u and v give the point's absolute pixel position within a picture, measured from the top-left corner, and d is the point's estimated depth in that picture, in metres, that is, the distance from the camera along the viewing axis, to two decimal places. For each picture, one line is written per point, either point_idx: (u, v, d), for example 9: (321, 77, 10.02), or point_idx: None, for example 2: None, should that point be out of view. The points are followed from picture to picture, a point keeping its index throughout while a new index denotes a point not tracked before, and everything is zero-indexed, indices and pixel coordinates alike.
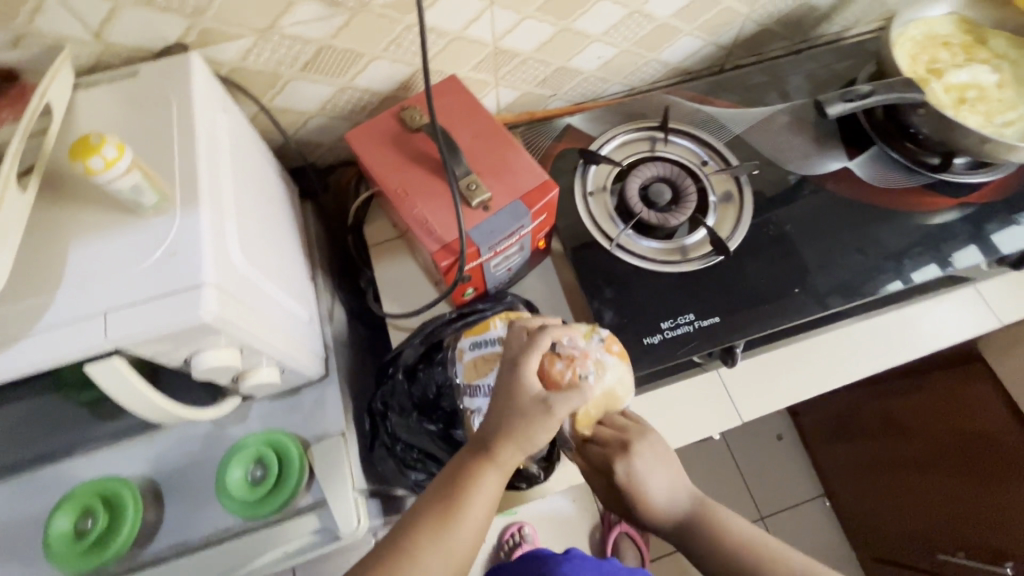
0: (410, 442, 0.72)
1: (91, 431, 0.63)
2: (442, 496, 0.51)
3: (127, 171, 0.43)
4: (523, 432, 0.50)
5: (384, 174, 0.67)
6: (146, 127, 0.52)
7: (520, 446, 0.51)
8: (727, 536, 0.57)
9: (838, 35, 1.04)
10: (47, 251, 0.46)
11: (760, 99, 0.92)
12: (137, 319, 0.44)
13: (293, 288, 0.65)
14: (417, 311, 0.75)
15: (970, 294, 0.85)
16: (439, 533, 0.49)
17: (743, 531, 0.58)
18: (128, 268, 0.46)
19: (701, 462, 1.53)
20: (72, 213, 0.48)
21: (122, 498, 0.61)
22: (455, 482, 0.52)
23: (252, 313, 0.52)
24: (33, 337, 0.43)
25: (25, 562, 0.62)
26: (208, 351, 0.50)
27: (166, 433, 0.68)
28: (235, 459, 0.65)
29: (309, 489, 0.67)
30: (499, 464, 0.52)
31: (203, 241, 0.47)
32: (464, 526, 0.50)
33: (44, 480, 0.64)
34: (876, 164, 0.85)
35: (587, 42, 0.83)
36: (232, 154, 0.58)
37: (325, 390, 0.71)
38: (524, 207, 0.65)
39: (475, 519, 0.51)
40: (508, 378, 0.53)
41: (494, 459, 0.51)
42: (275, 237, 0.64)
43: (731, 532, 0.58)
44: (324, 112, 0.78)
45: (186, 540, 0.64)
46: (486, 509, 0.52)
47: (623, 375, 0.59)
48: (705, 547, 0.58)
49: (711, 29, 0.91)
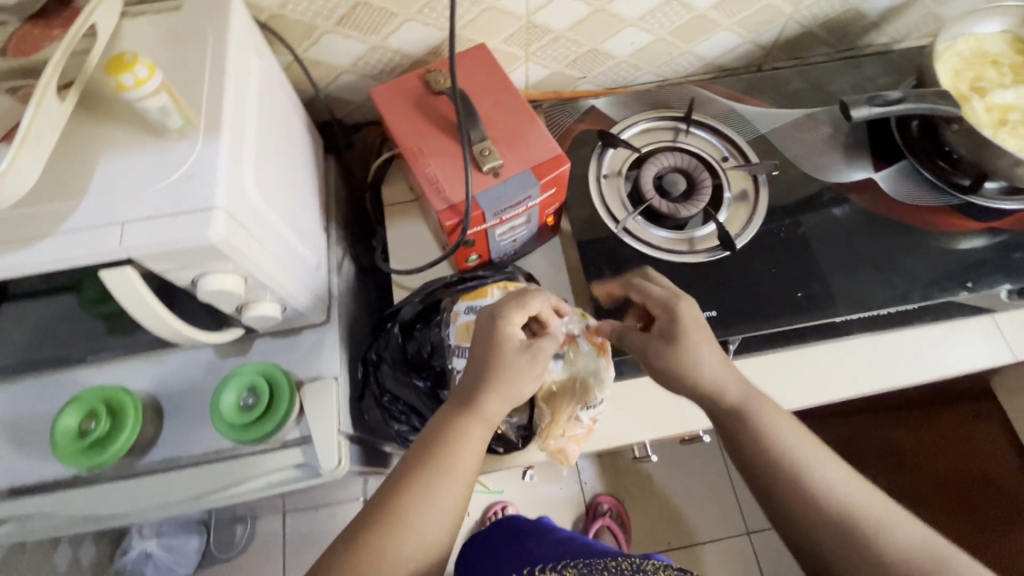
0: (397, 395, 0.75)
1: (104, 342, 0.67)
2: (426, 452, 0.52)
3: (156, 91, 0.46)
4: (508, 381, 0.54)
5: (403, 132, 0.70)
6: (182, 57, 0.55)
7: (502, 397, 0.54)
8: (777, 431, 0.53)
9: (886, 46, 1.01)
10: (78, 162, 0.49)
11: (792, 103, 0.91)
12: (151, 233, 0.47)
13: (303, 231, 0.67)
14: (421, 270, 0.78)
15: (984, 324, 0.80)
16: (426, 493, 0.49)
17: (792, 427, 0.54)
18: (146, 184, 0.49)
19: (694, 469, 1.43)
20: (104, 130, 0.51)
21: (124, 406, 0.65)
22: (436, 437, 0.52)
23: (257, 244, 0.54)
24: (57, 238, 0.47)
25: (33, 455, 0.67)
26: (213, 275, 0.53)
27: (173, 355, 0.72)
28: (230, 384, 0.67)
29: (298, 425, 0.69)
30: (484, 418, 0.53)
31: (219, 167, 0.49)
32: (450, 485, 0.50)
33: (60, 383, 0.69)
34: (902, 179, 0.84)
35: (622, 26, 0.83)
36: (259, 93, 0.60)
37: (325, 334, 0.74)
38: (533, 177, 0.67)
39: (461, 477, 0.51)
40: (490, 335, 0.56)
41: (476, 411, 0.53)
42: (292, 180, 0.66)
43: (780, 428, 0.54)
44: (356, 69, 0.80)
45: (179, 456, 0.68)
46: (472, 464, 0.52)
47: (597, 365, 0.68)
48: (749, 437, 0.54)
49: (751, 26, 0.89)
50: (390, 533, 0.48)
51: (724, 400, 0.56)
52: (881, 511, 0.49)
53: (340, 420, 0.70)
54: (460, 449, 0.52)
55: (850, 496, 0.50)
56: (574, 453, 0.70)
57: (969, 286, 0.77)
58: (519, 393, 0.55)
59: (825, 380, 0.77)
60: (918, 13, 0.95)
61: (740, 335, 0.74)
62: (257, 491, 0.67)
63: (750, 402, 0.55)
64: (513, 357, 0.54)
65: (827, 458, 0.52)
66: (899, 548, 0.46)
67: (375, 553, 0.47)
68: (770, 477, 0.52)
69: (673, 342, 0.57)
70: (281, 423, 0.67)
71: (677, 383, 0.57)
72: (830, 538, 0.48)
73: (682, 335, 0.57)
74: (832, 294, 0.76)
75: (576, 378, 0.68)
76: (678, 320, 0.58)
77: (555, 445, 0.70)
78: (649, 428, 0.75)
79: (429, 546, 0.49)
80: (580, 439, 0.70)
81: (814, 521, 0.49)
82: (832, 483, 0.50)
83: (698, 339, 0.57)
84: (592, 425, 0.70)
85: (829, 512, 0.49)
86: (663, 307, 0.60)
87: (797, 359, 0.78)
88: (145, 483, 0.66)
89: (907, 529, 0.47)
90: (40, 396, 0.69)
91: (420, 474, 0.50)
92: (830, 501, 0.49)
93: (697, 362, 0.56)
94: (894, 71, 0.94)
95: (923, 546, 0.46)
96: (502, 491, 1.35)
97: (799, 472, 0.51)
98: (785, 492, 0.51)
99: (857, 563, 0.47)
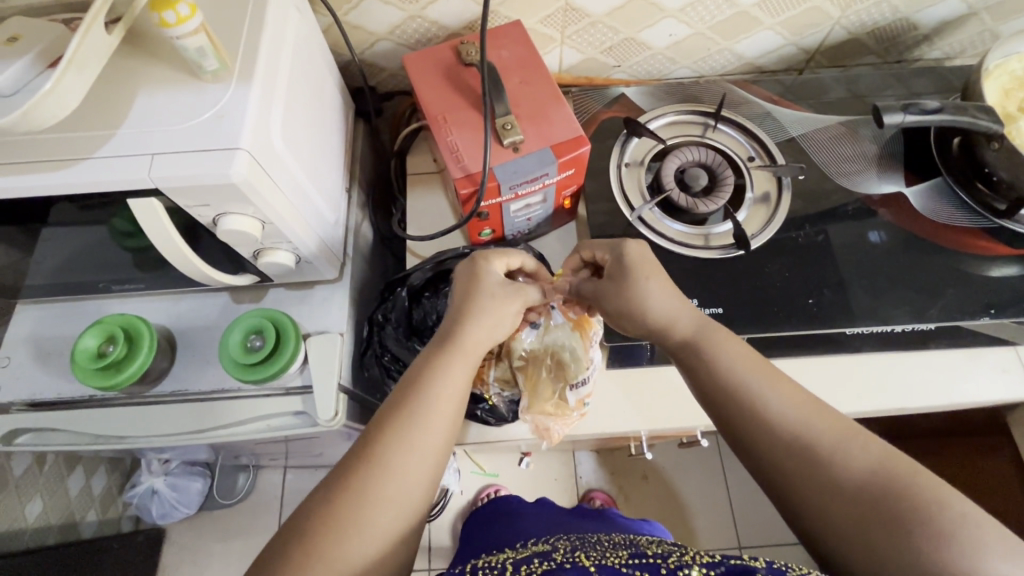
0: (397, 356, 0.77)
1: (128, 275, 0.71)
2: (408, 388, 0.52)
3: (195, 31, 0.48)
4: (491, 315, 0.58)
5: (430, 100, 0.71)
6: (225, 5, 0.57)
7: (479, 331, 0.57)
8: (723, 364, 0.53)
9: (937, 62, 0.97)
10: (118, 96, 0.52)
11: (829, 110, 0.88)
12: (178, 166, 0.49)
13: (324, 186, 0.69)
14: (434, 237, 0.79)
15: (1008, 356, 0.76)
16: (408, 427, 0.50)
17: (737, 356, 0.53)
18: (179, 120, 0.51)
19: (692, 475, 1.42)
20: (147, 68, 0.53)
21: (140, 334, 0.68)
22: (417, 373, 0.53)
23: (277, 189, 0.56)
24: (94, 165, 0.50)
25: (54, 372, 0.71)
26: (234, 215, 0.56)
27: (192, 295, 0.75)
28: (238, 324, 0.70)
29: (301, 374, 0.72)
30: (465, 355, 0.55)
31: (248, 111, 0.51)
32: (434, 420, 0.51)
33: (88, 308, 0.74)
34: (933, 197, 0.81)
35: (661, 16, 0.82)
36: (295, 47, 0.62)
37: (335, 291, 0.76)
38: (552, 155, 0.67)
39: (443, 414, 0.52)
40: (478, 272, 0.60)
41: (455, 347, 0.55)
42: (318, 133, 0.68)
43: (726, 361, 0.53)
44: (392, 37, 0.81)
45: (186, 389, 0.71)
46: (455, 401, 0.53)
47: (572, 342, 0.70)
48: (704, 373, 0.54)
49: (795, 28, 0.87)
50: (373, 469, 0.48)
51: (677, 331, 0.57)
52: (839, 432, 0.47)
53: (342, 373, 0.72)
54: (441, 386, 0.52)
55: (805, 419, 0.48)
56: (558, 432, 0.71)
57: (991, 312, 0.74)
58: (494, 329, 0.58)
59: (835, 390, 0.74)
60: (975, 29, 0.91)
61: (745, 336, 0.73)
62: (258, 432, 0.70)
63: (705, 333, 0.56)
64: (490, 295, 0.58)
65: (787, 385, 0.51)
66: (853, 468, 0.45)
67: (359, 488, 0.47)
68: (725, 406, 0.51)
69: (619, 280, 0.60)
70: (280, 370, 0.68)
71: (630, 322, 0.59)
72: (784, 461, 0.47)
73: (628, 272, 0.59)
74: (849, 307, 0.75)
75: (550, 348, 0.71)
76: (625, 257, 0.61)
77: (541, 421, 0.70)
78: (642, 420, 0.75)
79: (414, 480, 0.48)
80: (567, 420, 0.70)
81: (770, 446, 0.48)
82: (788, 410, 0.49)
83: (647, 273, 0.59)
84: (581, 409, 0.70)
85: (786, 439, 0.48)
86: (610, 247, 0.63)
87: (807, 367, 0.75)
88: (156, 411, 0.70)
89: (864, 452, 0.45)
90: (69, 319, 0.74)
91: (401, 410, 0.50)
92: (783, 425, 0.48)
93: (646, 297, 0.58)
94: (942, 86, 0.90)
95: (878, 466, 0.44)
96: (497, 475, 1.37)
97: (752, 399, 0.50)
98: (740, 420, 0.50)
99: (812, 486, 0.45)
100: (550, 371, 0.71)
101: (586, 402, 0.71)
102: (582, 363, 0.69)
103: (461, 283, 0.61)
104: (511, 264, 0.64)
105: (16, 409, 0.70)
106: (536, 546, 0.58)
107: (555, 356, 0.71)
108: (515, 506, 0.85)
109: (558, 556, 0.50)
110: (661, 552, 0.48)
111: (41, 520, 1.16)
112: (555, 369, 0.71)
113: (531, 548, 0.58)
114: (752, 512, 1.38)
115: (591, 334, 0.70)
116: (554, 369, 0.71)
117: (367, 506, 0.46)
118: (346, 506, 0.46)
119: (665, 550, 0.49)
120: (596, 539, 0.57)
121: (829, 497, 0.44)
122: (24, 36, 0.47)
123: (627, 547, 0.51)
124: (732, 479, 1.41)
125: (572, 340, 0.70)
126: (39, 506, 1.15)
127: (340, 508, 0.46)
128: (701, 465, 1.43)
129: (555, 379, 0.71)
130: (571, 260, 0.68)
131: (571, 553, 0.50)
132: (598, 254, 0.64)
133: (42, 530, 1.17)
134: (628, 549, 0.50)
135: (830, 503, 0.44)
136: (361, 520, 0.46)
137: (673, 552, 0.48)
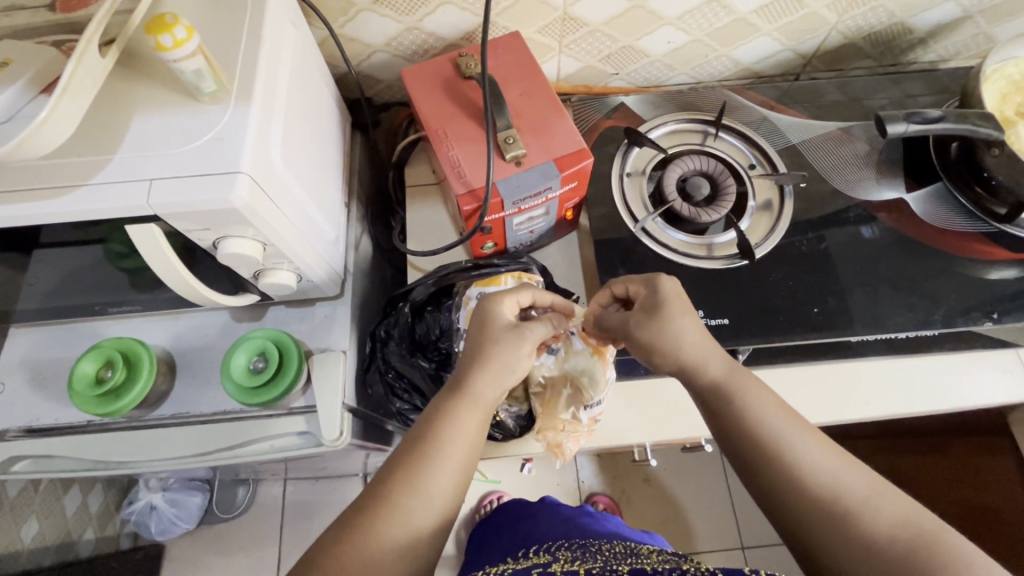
0: (402, 372, 0.77)
1: (125, 296, 0.69)
2: (418, 433, 0.52)
3: (192, 53, 0.47)
4: (500, 358, 0.55)
5: (431, 116, 0.70)
6: (221, 22, 0.56)
7: (493, 380, 0.54)
8: (750, 411, 0.52)
9: (932, 64, 0.98)
10: (113, 120, 0.51)
11: (827, 114, 0.88)
12: (176, 192, 0.48)
13: (324, 204, 0.68)
14: (437, 252, 0.78)
15: (1011, 358, 0.76)
16: (420, 473, 0.49)
17: (765, 404, 0.53)
18: (177, 144, 0.50)
19: (694, 477, 1.43)
20: (143, 90, 0.52)
21: (139, 359, 0.67)
22: (429, 420, 0.52)
23: (278, 212, 0.55)
24: (90, 194, 0.49)
25: (50, 396, 0.70)
26: (235, 239, 0.55)
27: (192, 314, 0.74)
28: (241, 346, 0.69)
29: (304, 393, 0.71)
30: (475, 397, 0.53)
31: (247, 134, 0.50)
32: (442, 463, 0.50)
33: (84, 331, 0.73)
34: (934, 201, 0.82)
35: (659, 24, 0.81)
36: (291, 65, 0.61)
37: (337, 308, 0.75)
38: (555, 168, 0.67)
39: (454, 461, 0.51)
40: (483, 310, 0.59)
41: (469, 397, 0.53)
42: (318, 152, 0.67)
43: (753, 408, 0.52)
44: (389, 49, 0.80)
45: (187, 411, 0.70)
46: (468, 445, 0.52)
47: (591, 364, 0.68)
48: (730, 417, 0.53)
49: (792, 33, 0.87)
50: (382, 515, 0.47)
51: (706, 372, 0.56)
52: (868, 486, 0.47)
53: (346, 392, 0.71)
54: (451, 433, 0.51)
55: (834, 472, 0.48)
56: (570, 449, 0.72)
57: (993, 317, 0.74)
58: (508, 375, 0.55)
59: (841, 397, 0.74)
60: (970, 32, 0.91)
61: (751, 345, 0.73)
62: (261, 453, 0.69)
63: (732, 377, 0.55)
64: (501, 342, 0.56)
65: (814, 435, 0.51)
66: (879, 522, 0.45)
67: (369, 532, 0.46)
68: (749, 449, 0.51)
69: (650, 314, 0.58)
70: (288, 392, 0.67)
71: (658, 356, 0.58)
72: (806, 508, 0.47)
73: (663, 306, 0.57)
74: (851, 315, 0.75)
75: (568, 375, 0.70)
76: (662, 291, 0.58)
77: (552, 438, 0.71)
78: (649, 431, 0.75)
79: (420, 523, 0.48)
80: (578, 436, 0.71)
81: (794, 495, 0.48)
82: (814, 460, 0.49)
83: (681, 309, 0.57)
84: (592, 426, 0.72)
85: (813, 491, 0.48)
86: (645, 280, 0.61)
87: (811, 374, 0.75)
88: (157, 435, 0.69)
89: (888, 505, 0.46)
90: (64, 343, 0.72)
91: (412, 460, 0.50)
92: (811, 476, 0.48)
93: (678, 334, 0.56)
94: (939, 90, 0.91)
95: (904, 521, 0.45)
96: (499, 481, 1.30)
97: (777, 445, 0.50)
98: (766, 466, 0.50)
99: (839, 539, 0.45)
100: (568, 395, 0.70)
101: (597, 419, 0.72)
102: (599, 386, 0.69)
103: (472, 327, 0.59)
104: (520, 301, 0.61)
105: (12, 436, 0.68)
106: (540, 556, 0.58)
107: (573, 382, 0.70)
108: (518, 510, 0.83)
109: (558, 572, 0.51)
110: (664, 565, 0.48)
111: (38, 542, 1.14)
112: (573, 393, 0.70)
113: (533, 560, 0.58)
114: (753, 513, 1.39)
115: (609, 355, 0.69)
116: (572, 393, 0.70)
117: (376, 552, 0.45)
118: (355, 551, 0.45)
119: (666, 563, 0.49)
120: (598, 551, 0.57)
121: (854, 548, 0.45)
122: (15, 60, 0.45)
123: (628, 560, 0.51)
124: (733, 481, 1.42)
125: (591, 365, 0.68)
126: (35, 527, 1.13)
127: (347, 554, 0.45)
128: (703, 468, 1.44)
129: (571, 402, 0.70)
130: (600, 295, 0.66)
131: (571, 567, 0.51)
132: (632, 287, 0.62)
133: (39, 551, 1.15)
134: (629, 563, 0.50)
135: (852, 554, 0.45)
136: (368, 563, 0.45)
137: (675, 566, 0.48)
